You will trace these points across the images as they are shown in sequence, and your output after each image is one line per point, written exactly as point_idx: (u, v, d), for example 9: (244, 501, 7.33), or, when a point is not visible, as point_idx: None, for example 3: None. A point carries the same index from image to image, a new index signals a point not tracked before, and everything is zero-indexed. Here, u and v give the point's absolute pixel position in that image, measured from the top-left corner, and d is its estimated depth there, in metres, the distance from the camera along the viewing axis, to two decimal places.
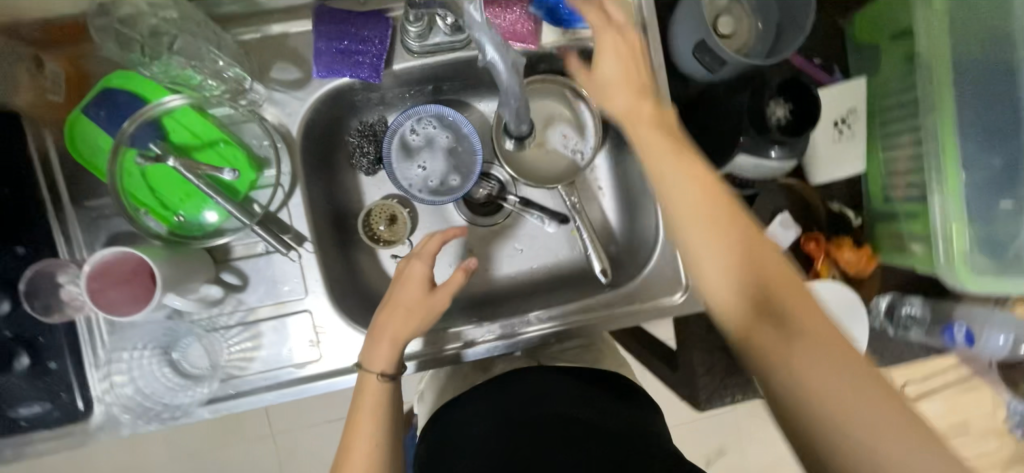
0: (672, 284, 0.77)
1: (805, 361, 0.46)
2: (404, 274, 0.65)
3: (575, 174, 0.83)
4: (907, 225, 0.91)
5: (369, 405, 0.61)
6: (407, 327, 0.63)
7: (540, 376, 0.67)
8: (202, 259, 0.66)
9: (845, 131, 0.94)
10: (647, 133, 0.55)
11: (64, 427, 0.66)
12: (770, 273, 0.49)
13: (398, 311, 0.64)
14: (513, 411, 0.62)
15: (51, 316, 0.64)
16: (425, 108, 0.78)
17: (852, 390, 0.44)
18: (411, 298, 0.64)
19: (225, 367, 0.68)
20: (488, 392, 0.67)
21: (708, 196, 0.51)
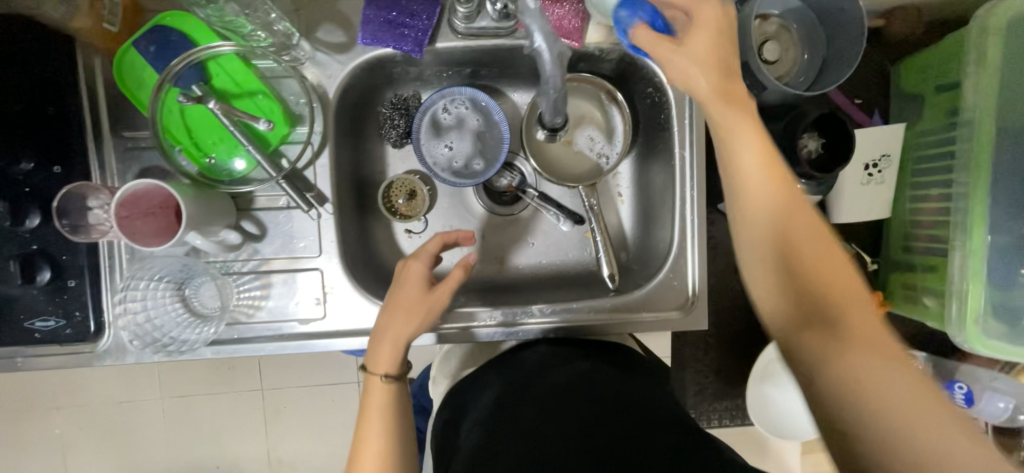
0: (678, 298, 0.77)
1: (852, 352, 0.46)
2: (405, 279, 0.66)
3: (597, 177, 0.83)
4: (920, 278, 0.91)
5: (376, 411, 0.62)
6: (398, 349, 0.64)
7: (554, 354, 0.72)
8: (225, 205, 0.68)
9: (875, 175, 0.93)
10: (732, 154, 0.53)
11: (72, 345, 0.69)
12: (848, 288, 0.49)
13: (395, 319, 0.65)
14: (519, 379, 0.67)
15: (79, 236, 0.64)
16: (459, 89, 0.79)
17: (911, 402, 0.43)
18: (403, 303, 0.65)
19: (233, 311, 0.70)
20: (491, 379, 0.71)
21: (780, 200, 0.52)
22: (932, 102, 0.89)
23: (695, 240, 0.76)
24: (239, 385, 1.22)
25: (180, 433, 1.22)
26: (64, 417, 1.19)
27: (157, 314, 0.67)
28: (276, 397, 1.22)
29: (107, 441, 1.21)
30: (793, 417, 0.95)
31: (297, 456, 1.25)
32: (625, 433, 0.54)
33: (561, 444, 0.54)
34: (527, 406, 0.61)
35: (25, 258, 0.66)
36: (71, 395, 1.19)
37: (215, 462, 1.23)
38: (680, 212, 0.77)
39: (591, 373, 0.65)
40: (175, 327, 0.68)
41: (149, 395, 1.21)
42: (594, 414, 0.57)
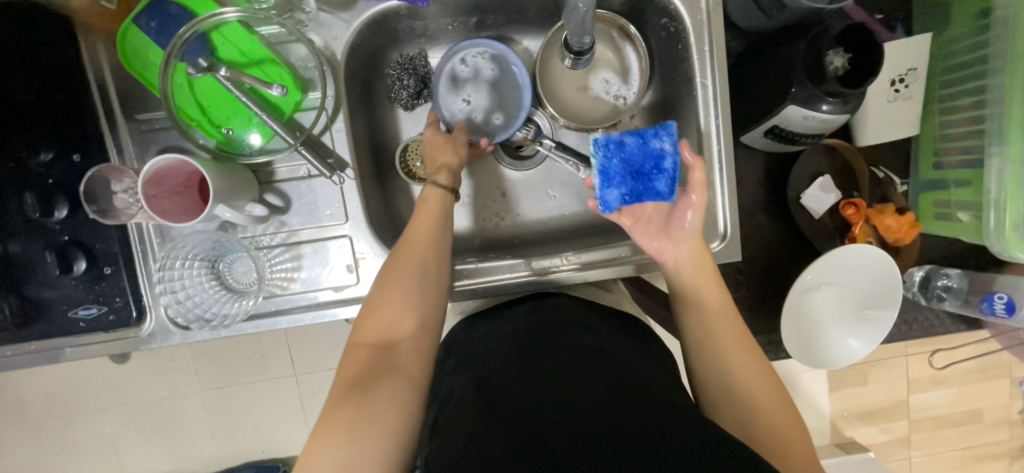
0: (710, 233, 0.76)
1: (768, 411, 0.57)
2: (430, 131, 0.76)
3: (618, 116, 0.83)
4: (955, 194, 0.89)
5: (398, 294, 0.61)
6: (418, 262, 0.63)
7: (556, 316, 0.71)
8: (248, 179, 0.67)
9: (901, 90, 0.90)
10: (684, 256, 0.69)
11: (117, 331, 0.70)
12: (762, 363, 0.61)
13: (415, 240, 0.65)
14: (523, 335, 0.66)
15: (111, 220, 0.65)
16: (477, 41, 0.76)
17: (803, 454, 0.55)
18: (419, 232, 0.66)
19: (269, 284, 0.71)
20: (495, 332, 0.70)
21: (722, 310, 0.65)
22: (960, 7, 0.85)
23: (723, 172, 0.75)
24: (272, 373, 1.24)
25: (222, 422, 1.26)
26: (109, 417, 1.23)
27: (196, 292, 0.69)
28: (310, 381, 1.25)
29: (154, 435, 1.25)
30: (826, 344, 0.96)
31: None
32: (625, 384, 0.55)
33: (571, 393, 0.53)
34: (517, 364, 0.60)
35: (59, 248, 0.66)
36: (113, 396, 1.23)
37: (260, 447, 1.28)
38: (705, 144, 0.76)
39: (599, 336, 0.66)
40: (214, 304, 0.69)
41: (188, 389, 1.24)
42: (595, 368, 0.57)
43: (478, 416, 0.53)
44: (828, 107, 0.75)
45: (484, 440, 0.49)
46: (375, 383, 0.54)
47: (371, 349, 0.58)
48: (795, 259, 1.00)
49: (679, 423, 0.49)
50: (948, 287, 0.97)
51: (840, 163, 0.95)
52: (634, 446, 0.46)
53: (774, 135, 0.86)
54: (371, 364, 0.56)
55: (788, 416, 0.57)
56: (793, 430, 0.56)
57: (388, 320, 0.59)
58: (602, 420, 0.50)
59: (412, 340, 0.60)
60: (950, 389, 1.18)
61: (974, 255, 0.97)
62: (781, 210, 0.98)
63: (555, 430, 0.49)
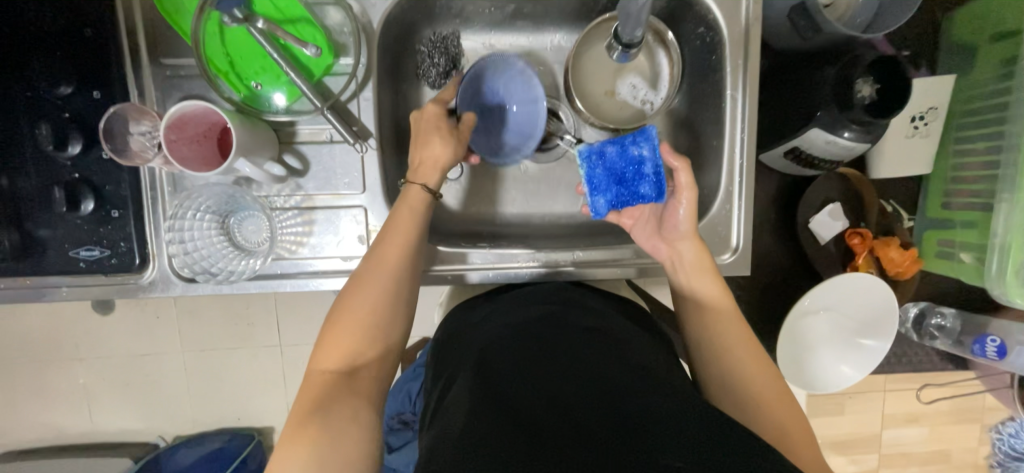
0: (722, 244, 0.77)
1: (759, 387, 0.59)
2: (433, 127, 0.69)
3: (642, 121, 0.83)
4: (960, 235, 0.90)
5: (361, 304, 0.60)
6: (382, 290, 0.61)
7: (545, 305, 0.69)
8: (270, 138, 0.67)
9: (920, 128, 0.91)
10: (686, 250, 0.70)
11: (117, 277, 0.69)
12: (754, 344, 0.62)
13: (383, 255, 0.63)
14: (519, 320, 0.66)
15: (130, 160, 0.64)
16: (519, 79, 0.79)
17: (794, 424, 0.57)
18: (392, 250, 0.63)
19: (277, 246, 0.70)
20: (495, 317, 0.70)
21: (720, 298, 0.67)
22: (987, 52, 0.86)
23: (742, 185, 0.76)
24: (257, 341, 1.23)
25: (202, 385, 1.24)
26: (87, 367, 1.21)
27: (204, 245, 0.67)
28: (295, 353, 1.24)
29: (130, 391, 1.23)
30: (819, 369, 0.96)
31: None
32: (621, 364, 0.56)
33: (554, 384, 0.52)
34: (513, 349, 0.59)
35: (69, 185, 0.65)
36: (92, 346, 1.20)
37: (237, 413, 1.26)
38: (730, 158, 0.76)
39: (603, 319, 0.67)
40: (221, 259, 0.68)
41: (173, 346, 1.22)
42: (594, 351, 0.58)
43: (472, 400, 0.52)
44: (849, 133, 0.76)
45: (477, 423, 0.48)
46: (331, 407, 0.54)
47: (331, 375, 0.57)
48: (794, 281, 1.01)
49: (669, 401, 0.50)
50: (942, 326, 0.98)
51: (851, 192, 0.96)
52: (623, 421, 0.47)
53: (792, 156, 0.86)
54: (334, 389, 0.56)
55: (790, 405, 0.59)
56: (796, 416, 0.58)
57: (345, 353, 0.58)
58: (596, 401, 0.50)
59: (371, 370, 0.59)
60: (921, 427, 1.19)
61: (970, 297, 0.98)
62: (789, 231, 1.00)
63: (547, 416, 0.48)
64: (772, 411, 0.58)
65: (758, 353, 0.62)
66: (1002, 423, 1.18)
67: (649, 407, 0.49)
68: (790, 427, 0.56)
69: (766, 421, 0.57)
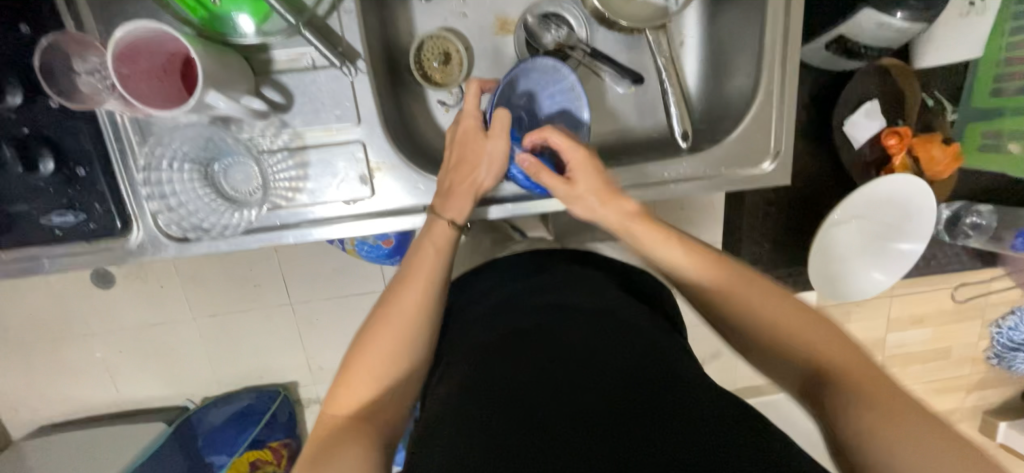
0: (761, 153, 0.69)
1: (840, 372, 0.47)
2: (483, 147, 0.64)
3: (666, 17, 0.71)
4: (1011, 123, 0.84)
5: (383, 339, 0.56)
6: (403, 333, 0.56)
7: (550, 284, 0.64)
8: (242, 69, 0.57)
9: (977, 4, 0.80)
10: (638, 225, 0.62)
11: (100, 242, 0.62)
12: (808, 326, 0.51)
13: (403, 297, 0.58)
14: (514, 303, 0.62)
15: (83, 104, 0.54)
16: (551, 71, 0.69)
17: (895, 412, 0.43)
18: (410, 298, 0.58)
19: (271, 195, 0.63)
20: (493, 296, 0.65)
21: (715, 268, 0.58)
22: None
23: (787, 83, 0.66)
24: (267, 301, 1.19)
25: (219, 350, 1.23)
26: (99, 341, 1.18)
27: (189, 199, 0.61)
28: (306, 309, 1.20)
29: (149, 360, 1.21)
30: (847, 279, 0.93)
31: (336, 364, 1.28)
32: (626, 349, 0.52)
33: (563, 376, 0.48)
34: (518, 336, 0.55)
35: (21, 142, 0.56)
36: (100, 321, 1.17)
37: (259, 372, 1.26)
38: (771, 54, 0.66)
39: (617, 299, 0.61)
40: (211, 213, 0.62)
41: (182, 316, 1.18)
42: (599, 335, 0.54)
43: (470, 394, 0.49)
44: (903, 13, 0.68)
45: (476, 416, 0.46)
46: (340, 447, 0.49)
47: (348, 419, 0.53)
48: (826, 192, 0.95)
49: (683, 393, 0.47)
50: (977, 226, 0.94)
51: (892, 87, 0.87)
52: (625, 417, 0.44)
53: (835, 48, 0.75)
54: (347, 433, 0.51)
55: (851, 382, 0.46)
56: (867, 397, 0.45)
57: (361, 394, 0.54)
58: (608, 397, 0.46)
59: (389, 407, 0.55)
60: (927, 329, 1.20)
61: (1010, 192, 0.93)
62: (822, 137, 0.92)
63: (553, 409, 0.45)
64: (826, 395, 0.47)
65: (802, 329, 0.51)
66: (1003, 318, 1.18)
67: (657, 401, 0.46)
68: (855, 412, 0.44)
69: (818, 410, 0.48)
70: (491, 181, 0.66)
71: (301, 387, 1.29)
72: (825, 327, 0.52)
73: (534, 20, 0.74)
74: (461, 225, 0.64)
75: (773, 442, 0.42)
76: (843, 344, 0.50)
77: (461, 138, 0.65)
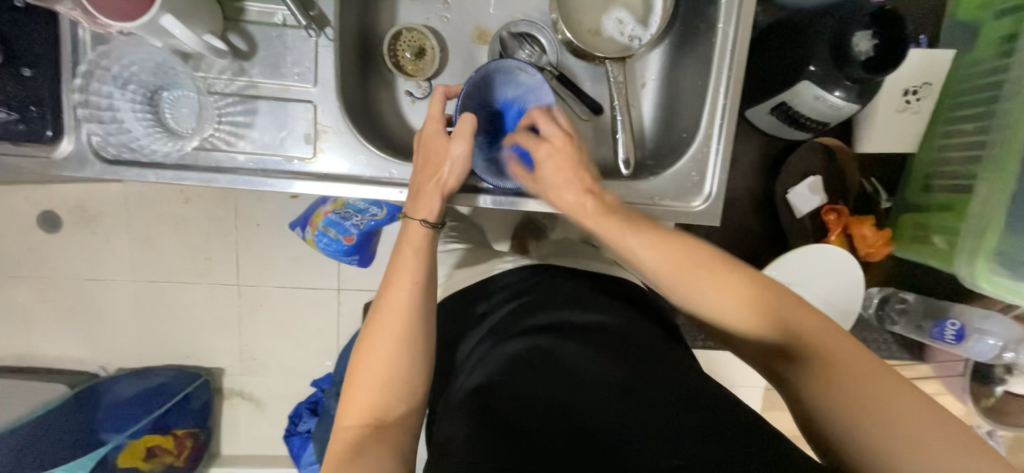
0: (694, 190, 0.73)
1: (850, 374, 0.48)
2: (446, 150, 0.62)
3: (628, 54, 0.77)
4: (936, 218, 0.87)
5: (380, 339, 0.56)
6: (399, 329, 0.56)
7: (564, 296, 0.66)
8: (210, 9, 0.59)
9: (912, 103, 0.87)
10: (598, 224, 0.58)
11: (27, 148, 0.61)
12: (817, 330, 0.50)
13: (395, 295, 0.58)
14: (521, 318, 0.63)
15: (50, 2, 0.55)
16: (515, 68, 0.71)
17: (890, 406, 0.45)
18: (403, 291, 0.58)
19: (213, 136, 0.64)
20: (512, 310, 0.67)
21: (694, 271, 0.54)
22: (989, 29, 0.81)
23: (723, 130, 0.71)
24: (213, 277, 1.15)
25: (146, 317, 1.16)
26: (25, 286, 1.13)
27: (128, 120, 0.61)
28: (252, 293, 1.17)
29: (72, 316, 1.15)
30: None
31: (269, 355, 1.20)
32: (620, 362, 0.53)
33: (567, 398, 0.49)
34: (515, 356, 0.55)
35: None
36: (34, 265, 1.12)
37: (185, 351, 1.18)
38: (714, 99, 0.72)
39: (617, 314, 0.63)
40: (144, 137, 0.62)
41: (116, 274, 1.13)
42: (594, 350, 0.54)
43: (469, 414, 0.50)
44: (840, 93, 0.73)
45: (479, 434, 0.46)
46: (360, 454, 0.49)
47: (361, 429, 0.52)
48: (769, 255, 0.99)
49: (672, 396, 0.48)
50: (904, 309, 0.97)
51: (835, 167, 0.93)
52: (639, 433, 0.44)
53: (779, 113, 0.82)
54: (363, 441, 0.51)
55: (824, 364, 0.49)
56: (834, 380, 0.48)
57: (368, 398, 0.54)
58: (620, 412, 0.46)
59: (399, 410, 0.55)
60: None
61: (938, 283, 0.97)
62: (768, 202, 0.96)
63: (552, 434, 0.45)
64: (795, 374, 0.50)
65: (780, 311, 0.51)
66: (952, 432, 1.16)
67: (648, 408, 0.46)
68: (828, 397, 0.48)
69: (786, 386, 0.52)
70: (456, 183, 0.63)
71: (227, 375, 1.20)
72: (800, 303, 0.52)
73: (509, 35, 0.79)
74: (433, 225, 0.62)
75: (774, 449, 0.41)
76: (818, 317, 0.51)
77: (427, 141, 0.64)
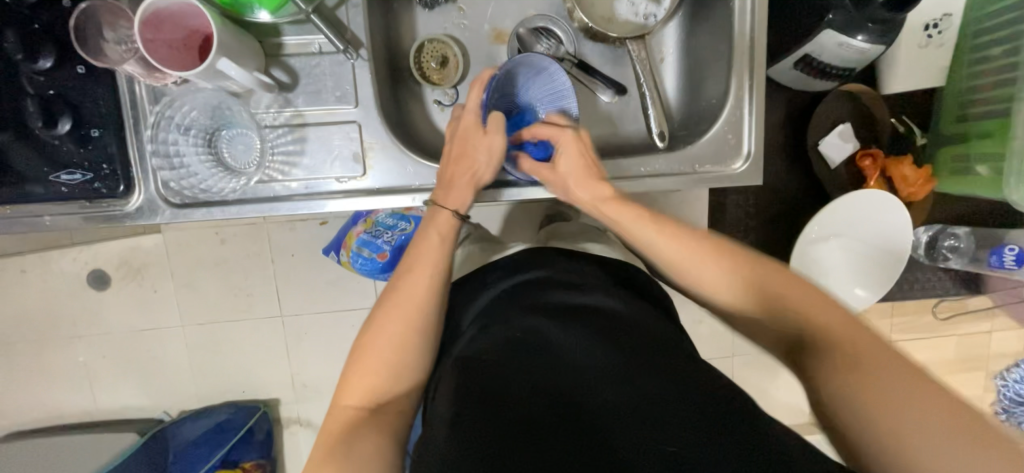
0: (731, 153, 0.74)
1: (867, 368, 0.46)
2: (482, 143, 0.66)
3: (645, 31, 0.79)
4: (976, 147, 0.86)
5: (389, 332, 0.57)
6: (412, 319, 0.58)
7: (555, 272, 0.67)
8: (253, 47, 0.63)
9: (934, 37, 0.86)
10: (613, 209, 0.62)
11: (102, 203, 0.65)
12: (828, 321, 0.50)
13: (409, 288, 0.59)
14: (517, 298, 0.63)
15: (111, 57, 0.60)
16: (535, 60, 0.72)
17: (910, 396, 0.44)
18: (418, 282, 0.59)
19: (267, 168, 0.67)
20: (492, 290, 0.68)
21: (706, 252, 0.57)
22: None
23: (753, 90, 0.72)
24: (258, 313, 1.18)
25: (201, 359, 1.19)
26: (86, 343, 1.17)
27: (192, 163, 0.65)
28: (297, 323, 1.19)
29: (131, 367, 1.19)
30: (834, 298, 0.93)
31: (320, 380, 1.23)
32: (613, 347, 0.53)
33: (551, 378, 0.50)
34: (503, 338, 0.56)
35: (44, 100, 0.61)
36: (89, 323, 1.16)
37: (240, 386, 1.21)
38: (739, 59, 0.72)
39: (608, 291, 0.64)
40: (209, 178, 0.66)
41: (169, 320, 1.17)
42: (585, 333, 0.55)
43: (458, 393, 0.51)
44: (864, 36, 0.73)
45: (468, 418, 0.47)
46: (355, 439, 0.52)
47: (359, 412, 0.55)
48: (805, 208, 0.98)
49: (665, 384, 0.48)
50: (955, 247, 0.96)
51: (861, 111, 0.93)
52: (626, 414, 0.46)
53: (803, 65, 0.83)
54: (359, 424, 0.54)
55: (839, 352, 0.48)
56: (846, 364, 0.47)
57: (367, 384, 0.56)
58: (609, 393, 0.48)
59: (400, 397, 0.57)
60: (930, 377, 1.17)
61: (981, 214, 0.96)
62: (799, 156, 0.96)
63: (543, 412, 0.47)
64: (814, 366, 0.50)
65: (786, 296, 0.53)
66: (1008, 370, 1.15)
67: (640, 396, 0.47)
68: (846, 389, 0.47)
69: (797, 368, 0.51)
70: (489, 176, 0.67)
71: (283, 405, 1.23)
72: (810, 292, 0.53)
73: (526, 31, 0.81)
74: (463, 216, 0.65)
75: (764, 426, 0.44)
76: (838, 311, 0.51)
77: (462, 127, 0.67)
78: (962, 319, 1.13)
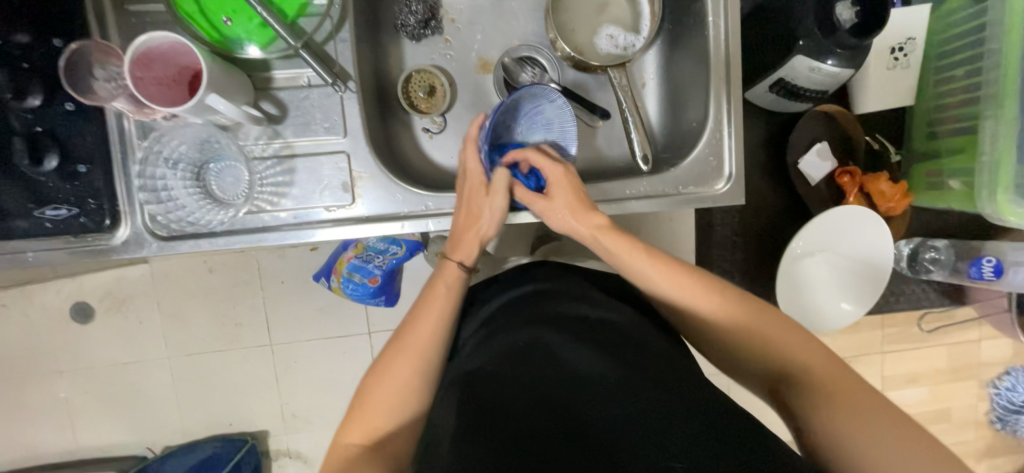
0: (714, 174, 0.76)
1: (842, 397, 0.49)
2: (482, 198, 0.65)
3: (626, 58, 0.81)
4: (947, 162, 0.90)
5: (393, 367, 0.57)
6: (415, 358, 0.57)
7: (561, 282, 0.67)
8: (242, 81, 0.64)
9: (900, 59, 0.90)
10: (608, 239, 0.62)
11: (87, 238, 0.65)
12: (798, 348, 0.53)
13: (408, 323, 0.59)
14: (519, 312, 0.63)
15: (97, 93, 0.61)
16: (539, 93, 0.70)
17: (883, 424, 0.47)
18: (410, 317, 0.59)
19: (257, 198, 0.68)
20: (492, 303, 0.67)
21: (685, 285, 0.58)
22: None
23: (731, 113, 0.75)
24: (247, 342, 1.16)
25: (188, 392, 1.16)
26: (67, 379, 1.14)
27: (180, 195, 0.66)
28: (287, 352, 1.17)
29: (115, 403, 1.15)
30: (819, 311, 0.94)
31: (311, 410, 1.20)
32: (623, 362, 0.53)
33: (557, 391, 0.51)
34: (506, 352, 0.56)
35: (31, 137, 0.61)
36: (72, 358, 1.13)
37: (227, 419, 1.18)
38: (717, 85, 0.75)
39: (611, 305, 0.63)
40: (197, 210, 0.66)
41: (153, 354, 1.14)
42: (588, 346, 0.55)
43: (461, 409, 0.51)
44: (833, 61, 0.76)
45: (469, 438, 0.47)
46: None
47: (360, 449, 0.54)
48: (790, 224, 1.00)
49: (671, 400, 0.48)
50: (936, 260, 0.99)
51: (838, 130, 0.96)
52: (634, 429, 0.45)
53: (779, 87, 0.86)
54: (359, 462, 0.53)
55: (813, 383, 0.51)
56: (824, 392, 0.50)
57: (371, 422, 0.55)
58: (616, 408, 0.48)
59: (399, 435, 0.56)
60: (922, 388, 1.17)
61: (957, 227, 1.00)
62: (780, 174, 0.99)
63: (550, 427, 0.47)
64: (795, 400, 0.51)
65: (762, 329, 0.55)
66: (999, 379, 1.16)
67: (649, 410, 0.47)
68: (819, 408, 0.49)
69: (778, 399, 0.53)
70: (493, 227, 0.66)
71: (272, 437, 1.20)
72: (783, 324, 0.55)
73: (511, 61, 0.83)
74: (463, 264, 0.65)
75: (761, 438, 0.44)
76: (809, 342, 0.53)
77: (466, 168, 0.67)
78: (950, 329, 1.14)
